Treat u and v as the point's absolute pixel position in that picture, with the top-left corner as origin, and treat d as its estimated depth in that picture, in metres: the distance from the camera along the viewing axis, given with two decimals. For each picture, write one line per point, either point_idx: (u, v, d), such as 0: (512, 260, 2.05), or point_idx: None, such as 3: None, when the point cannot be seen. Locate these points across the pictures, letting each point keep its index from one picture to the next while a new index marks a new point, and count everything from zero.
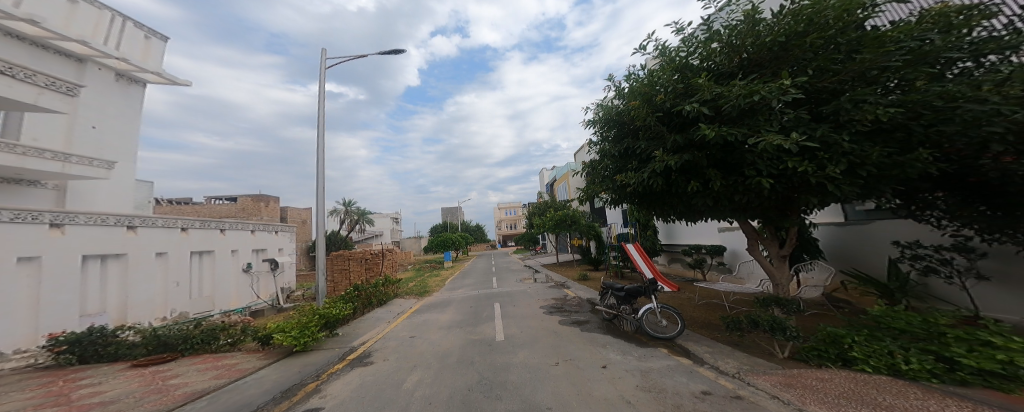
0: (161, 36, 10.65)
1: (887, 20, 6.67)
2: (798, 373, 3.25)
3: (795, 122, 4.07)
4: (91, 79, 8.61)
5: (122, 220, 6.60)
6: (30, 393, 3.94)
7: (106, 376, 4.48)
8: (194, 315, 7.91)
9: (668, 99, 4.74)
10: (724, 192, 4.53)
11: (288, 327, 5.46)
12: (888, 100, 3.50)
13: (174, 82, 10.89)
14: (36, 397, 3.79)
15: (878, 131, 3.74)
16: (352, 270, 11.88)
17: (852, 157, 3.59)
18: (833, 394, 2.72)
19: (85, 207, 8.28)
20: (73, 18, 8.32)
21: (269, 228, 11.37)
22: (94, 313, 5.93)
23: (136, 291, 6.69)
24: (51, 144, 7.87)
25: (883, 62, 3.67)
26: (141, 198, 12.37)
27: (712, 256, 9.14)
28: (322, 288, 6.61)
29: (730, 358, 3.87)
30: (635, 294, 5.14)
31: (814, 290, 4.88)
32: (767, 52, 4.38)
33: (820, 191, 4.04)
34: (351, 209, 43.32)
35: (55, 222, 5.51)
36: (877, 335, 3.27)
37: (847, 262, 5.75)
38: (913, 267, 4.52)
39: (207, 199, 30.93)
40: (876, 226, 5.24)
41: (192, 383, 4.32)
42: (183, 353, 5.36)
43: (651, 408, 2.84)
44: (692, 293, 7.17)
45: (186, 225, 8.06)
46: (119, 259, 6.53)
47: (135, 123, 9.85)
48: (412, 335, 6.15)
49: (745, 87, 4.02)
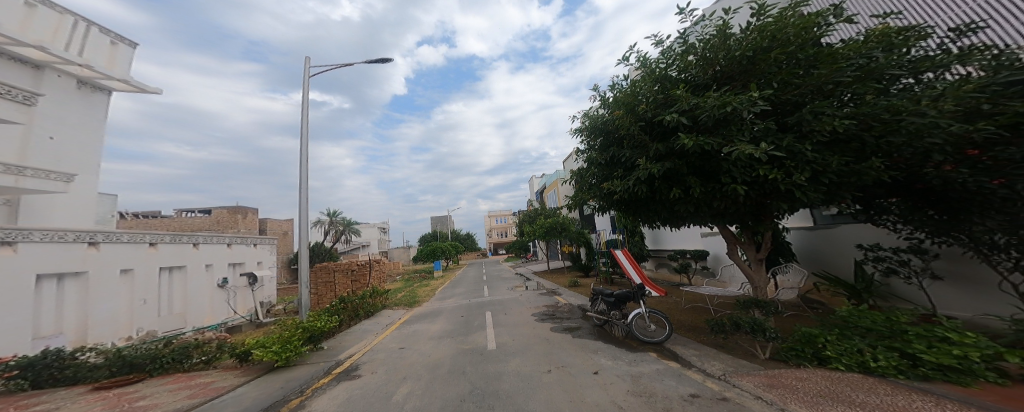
0: (129, 41, 10.06)
1: (839, 38, 7.29)
2: (779, 374, 3.42)
3: (764, 132, 4.30)
4: (50, 86, 8.01)
5: (83, 236, 6.16)
6: None
7: (63, 401, 4.17)
8: (163, 333, 7.48)
9: (649, 109, 4.92)
10: (703, 199, 4.73)
11: (268, 343, 5.27)
12: (843, 112, 3.75)
13: (143, 90, 10.27)
14: None
15: (837, 142, 4.02)
16: (337, 282, 11.56)
17: (816, 165, 3.84)
18: (812, 393, 2.89)
19: (38, 222, 7.64)
20: (33, 22, 7.68)
21: (247, 240, 10.88)
22: (48, 335, 5.51)
23: (98, 309, 6.24)
24: (3, 156, 7.17)
25: (837, 77, 3.97)
26: (104, 212, 11.57)
27: (696, 259, 9.45)
28: (305, 301, 6.37)
29: (715, 360, 4.04)
30: (623, 299, 5.26)
31: (790, 291, 5.11)
32: (737, 65, 4.63)
33: (789, 197, 4.31)
34: (336, 219, 42.12)
35: (7, 240, 5.07)
36: (847, 333, 3.50)
37: (818, 264, 6.09)
38: (876, 268, 4.84)
39: (177, 212, 29.29)
40: (841, 230, 5.59)
41: (162, 404, 4.10)
42: (151, 374, 5.07)
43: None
44: (679, 297, 7.42)
45: (154, 240, 7.60)
46: (78, 278, 6.07)
47: (99, 132, 9.22)
48: (401, 346, 6.05)
49: (718, 99, 4.23)
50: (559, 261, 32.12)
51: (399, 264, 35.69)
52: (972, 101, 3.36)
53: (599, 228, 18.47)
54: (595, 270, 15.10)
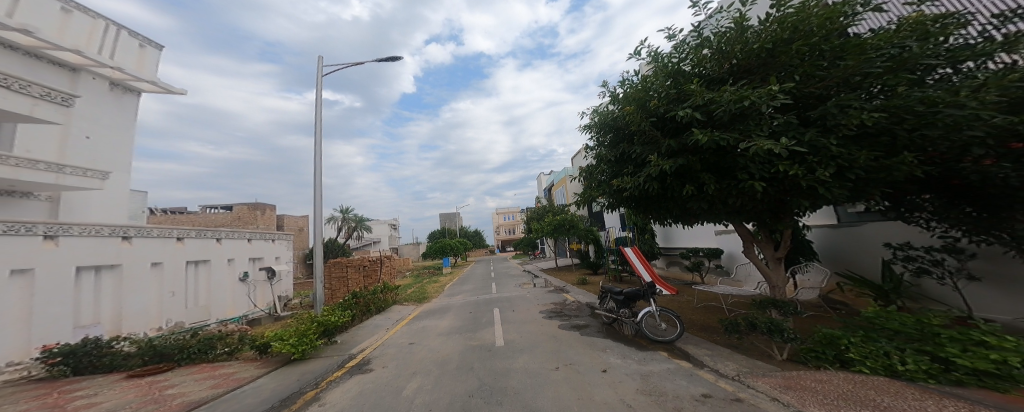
0: (156, 44, 10.63)
1: (867, 27, 6.94)
2: (796, 375, 3.27)
3: (784, 127, 4.13)
4: (85, 89, 8.56)
5: (117, 231, 6.56)
6: (26, 405, 3.92)
7: (101, 387, 4.44)
8: (190, 325, 7.86)
9: (661, 105, 4.82)
10: (718, 196, 4.58)
11: (286, 336, 5.46)
12: (872, 105, 3.56)
13: (169, 91, 10.80)
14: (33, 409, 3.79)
15: (864, 136, 3.81)
16: (350, 277, 11.83)
17: (842, 161, 3.66)
18: (832, 395, 2.74)
19: (77, 217, 8.19)
20: (68, 28, 8.24)
21: (266, 237, 11.30)
22: (88, 324, 5.86)
23: (130, 300, 6.62)
24: (46, 155, 7.73)
25: (865, 68, 3.76)
26: (135, 208, 12.27)
27: (709, 258, 9.15)
28: (320, 296, 6.54)
29: (729, 361, 3.90)
30: (633, 298, 5.14)
31: (810, 292, 4.87)
32: (755, 58, 4.46)
33: (811, 194, 4.12)
34: (349, 216, 43.13)
35: (50, 234, 5.46)
36: (872, 336, 3.30)
37: (842, 264, 5.77)
38: (906, 268, 4.53)
39: (202, 208, 30.71)
40: (867, 228, 5.28)
41: (189, 393, 4.29)
42: (179, 363, 5.34)
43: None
44: (691, 296, 7.21)
45: (181, 235, 8.00)
46: (113, 270, 6.47)
47: (130, 132, 9.78)
48: (411, 342, 6.13)
49: (735, 93, 4.09)
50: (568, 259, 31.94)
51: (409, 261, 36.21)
52: (1018, 91, 3.13)
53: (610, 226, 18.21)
54: (604, 268, 14.90)
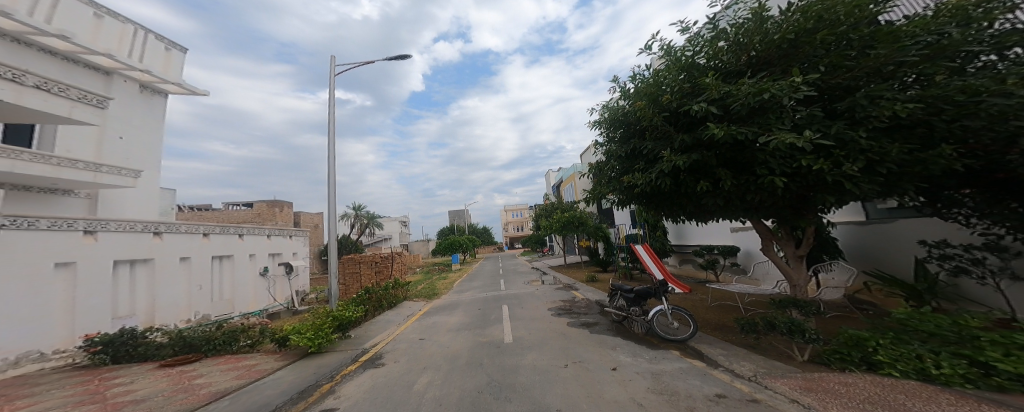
0: (180, 47, 11.21)
1: (900, 15, 6.54)
2: (818, 377, 3.09)
3: (807, 120, 3.93)
4: (117, 91, 9.13)
5: (149, 227, 6.96)
6: (70, 390, 4.20)
7: (137, 375, 4.73)
8: (215, 317, 8.27)
9: (674, 99, 4.69)
10: (735, 192, 4.41)
11: (303, 329, 5.63)
12: (906, 96, 3.34)
13: (193, 92, 11.36)
14: (75, 395, 4.06)
15: (897, 128, 3.57)
16: (362, 273, 12.11)
17: (871, 154, 3.44)
18: (857, 399, 2.57)
19: (112, 213, 8.74)
20: (100, 33, 8.82)
21: (284, 233, 11.72)
22: (124, 316, 6.26)
23: (162, 293, 7.02)
24: (84, 154, 8.31)
25: (899, 57, 3.51)
26: (164, 205, 12.98)
27: (725, 256, 8.82)
28: (335, 292, 6.69)
29: (745, 361, 3.73)
30: (645, 296, 5.02)
31: (835, 291, 4.61)
32: (776, 49, 4.26)
33: (837, 189, 3.90)
34: (362, 214, 44.07)
35: (89, 229, 5.84)
36: (903, 338, 3.08)
37: (870, 262, 5.43)
38: (942, 267, 4.21)
39: (225, 205, 32.08)
40: (899, 225, 4.95)
41: (215, 383, 4.50)
42: (206, 354, 5.62)
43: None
44: (705, 295, 6.98)
45: (207, 231, 8.41)
46: (147, 264, 6.87)
47: (160, 132, 10.35)
48: (421, 337, 6.20)
49: (754, 85, 3.92)
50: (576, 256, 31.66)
51: (418, 257, 36.64)
52: None
53: (620, 223, 17.89)
54: (614, 266, 14.65)
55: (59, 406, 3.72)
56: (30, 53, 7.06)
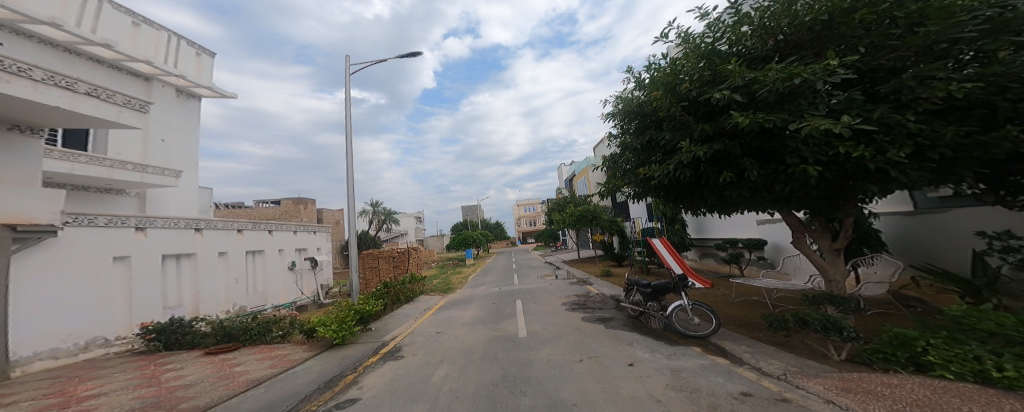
0: (209, 52, 12.03)
1: None
2: (857, 378, 2.82)
3: (845, 104, 3.60)
4: (157, 96, 9.97)
5: (191, 224, 7.54)
6: (131, 374, 4.63)
7: (186, 362, 5.14)
8: (251, 309, 8.86)
9: (694, 87, 4.45)
10: (762, 183, 4.13)
11: (328, 322, 5.89)
12: (963, 74, 2.98)
13: (222, 95, 12.16)
14: (135, 378, 4.46)
15: (951, 110, 3.22)
16: (381, 268, 12.54)
17: (921, 138, 3.11)
18: (904, 402, 2.30)
19: (158, 211, 9.58)
20: (139, 41, 9.64)
21: (308, 229, 12.32)
22: (173, 306, 6.84)
23: (204, 285, 7.60)
24: (132, 156, 9.21)
25: (954, 34, 3.09)
26: (204, 203, 14.01)
27: (750, 250, 8.31)
28: (356, 286, 6.92)
29: (773, 359, 3.48)
30: (662, 291, 4.81)
31: (877, 287, 4.21)
32: (807, 32, 3.92)
33: (880, 177, 3.55)
34: (379, 210, 45.40)
35: (139, 226, 6.41)
36: (957, 337, 2.75)
37: (918, 256, 4.92)
38: (1007, 261, 3.72)
39: (257, 203, 34.07)
40: (954, 215, 4.42)
41: (253, 371, 4.81)
42: (244, 343, 6.01)
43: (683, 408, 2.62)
44: (728, 290, 6.63)
45: (241, 227, 9.00)
46: (190, 258, 7.45)
47: (196, 134, 11.19)
48: (438, 331, 6.31)
49: (783, 70, 3.63)
50: (590, 250, 31.17)
51: (432, 252, 37.27)
52: None
53: (635, 216, 17.38)
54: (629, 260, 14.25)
55: (123, 388, 4.10)
56: (82, 63, 7.97)
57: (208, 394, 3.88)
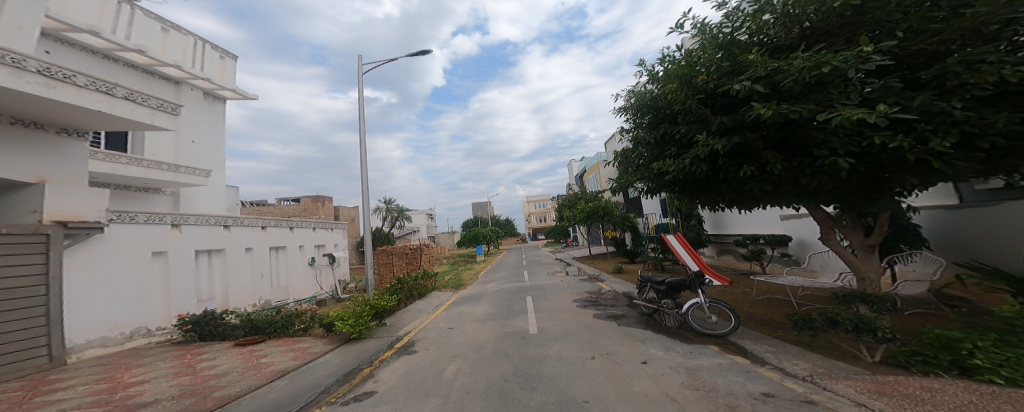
0: (232, 56, 12.66)
1: None
2: (893, 381, 2.59)
3: (881, 92, 3.30)
4: (186, 98, 10.61)
5: (220, 221, 7.96)
6: (170, 362, 4.94)
7: (218, 353, 5.42)
8: (275, 302, 9.29)
9: (711, 79, 4.24)
10: (787, 176, 3.89)
11: (345, 316, 6.05)
12: (1018, 57, 2.69)
13: (245, 96, 12.77)
14: (173, 367, 4.74)
15: (1002, 96, 2.93)
16: (396, 264, 12.83)
17: (968, 126, 2.83)
18: (945, 407, 2.08)
19: (190, 208, 10.21)
20: (168, 44, 10.30)
21: (326, 226, 12.76)
22: (206, 300, 7.27)
23: (232, 279, 8.02)
24: (166, 157, 9.86)
25: (1007, 14, 2.77)
26: (231, 201, 14.74)
27: (772, 246, 7.90)
28: (371, 282, 7.09)
29: (798, 360, 3.26)
30: (677, 288, 4.64)
31: (917, 285, 3.87)
32: (836, 18, 3.64)
33: (919, 167, 3.27)
34: (394, 208, 46.38)
35: (174, 223, 6.82)
36: (1010, 340, 2.47)
37: (965, 253, 4.49)
38: None
39: (279, 200, 35.53)
40: (1007, 208, 4.00)
41: (278, 362, 5.01)
42: (269, 336, 6.28)
43: (699, 408, 2.49)
44: (749, 288, 6.32)
45: (265, 224, 9.42)
46: (220, 253, 7.88)
47: (222, 134, 11.81)
48: (449, 326, 6.37)
49: (810, 58, 3.38)
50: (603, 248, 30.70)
51: (444, 249, 37.71)
52: None
53: (648, 212, 16.94)
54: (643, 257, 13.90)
55: (163, 376, 4.37)
56: (121, 69, 8.77)
57: (237, 385, 4.07)
